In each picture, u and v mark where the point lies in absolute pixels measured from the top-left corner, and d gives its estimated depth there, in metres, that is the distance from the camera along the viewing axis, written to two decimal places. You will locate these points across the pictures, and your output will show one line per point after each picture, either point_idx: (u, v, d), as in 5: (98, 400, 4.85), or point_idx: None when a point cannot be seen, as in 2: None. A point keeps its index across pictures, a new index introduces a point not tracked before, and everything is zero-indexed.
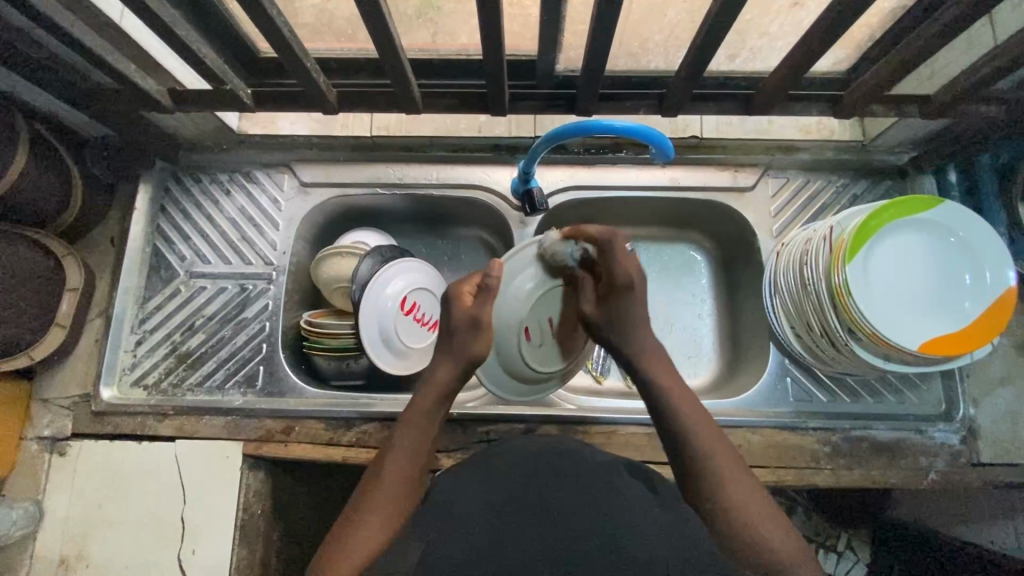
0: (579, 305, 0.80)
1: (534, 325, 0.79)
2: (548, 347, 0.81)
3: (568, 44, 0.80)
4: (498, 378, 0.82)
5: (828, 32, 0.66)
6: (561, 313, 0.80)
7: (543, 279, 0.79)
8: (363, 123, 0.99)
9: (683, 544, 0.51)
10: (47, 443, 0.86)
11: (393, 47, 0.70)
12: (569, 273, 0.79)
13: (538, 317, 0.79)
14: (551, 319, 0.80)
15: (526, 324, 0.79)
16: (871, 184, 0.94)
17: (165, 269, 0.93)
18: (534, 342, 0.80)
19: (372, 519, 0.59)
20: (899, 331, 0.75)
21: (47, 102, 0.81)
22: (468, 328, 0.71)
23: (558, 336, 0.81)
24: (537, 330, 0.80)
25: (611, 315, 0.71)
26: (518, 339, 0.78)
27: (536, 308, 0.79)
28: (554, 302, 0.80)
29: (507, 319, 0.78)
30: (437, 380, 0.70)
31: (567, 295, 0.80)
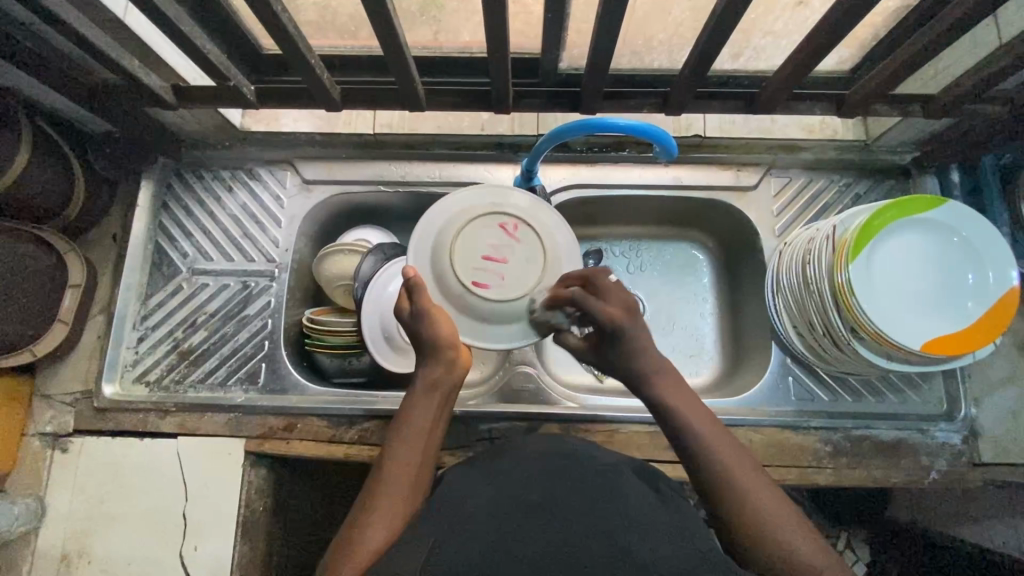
0: (503, 223, 0.69)
1: (477, 274, 0.67)
2: (512, 277, 0.68)
3: (572, 42, 0.80)
4: (500, 336, 0.69)
5: (834, 30, 0.65)
6: (491, 242, 0.68)
7: (450, 229, 0.69)
8: (365, 120, 0.99)
9: (692, 545, 0.51)
10: (48, 440, 0.86)
11: (396, 44, 0.70)
12: (472, 209, 0.70)
13: (472, 261, 0.67)
14: (487, 255, 0.68)
15: (470, 277, 0.67)
16: (873, 184, 0.94)
17: (168, 266, 0.93)
18: (493, 287, 0.67)
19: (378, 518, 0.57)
20: (902, 331, 0.75)
21: (49, 97, 0.81)
22: (423, 322, 0.65)
23: (511, 262, 0.68)
24: (482, 273, 0.67)
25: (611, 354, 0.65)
26: (473, 295, 0.67)
27: (465, 260, 0.67)
28: (479, 237, 0.68)
29: (447, 293, 0.68)
30: (433, 376, 0.66)
31: (485, 219, 0.69)
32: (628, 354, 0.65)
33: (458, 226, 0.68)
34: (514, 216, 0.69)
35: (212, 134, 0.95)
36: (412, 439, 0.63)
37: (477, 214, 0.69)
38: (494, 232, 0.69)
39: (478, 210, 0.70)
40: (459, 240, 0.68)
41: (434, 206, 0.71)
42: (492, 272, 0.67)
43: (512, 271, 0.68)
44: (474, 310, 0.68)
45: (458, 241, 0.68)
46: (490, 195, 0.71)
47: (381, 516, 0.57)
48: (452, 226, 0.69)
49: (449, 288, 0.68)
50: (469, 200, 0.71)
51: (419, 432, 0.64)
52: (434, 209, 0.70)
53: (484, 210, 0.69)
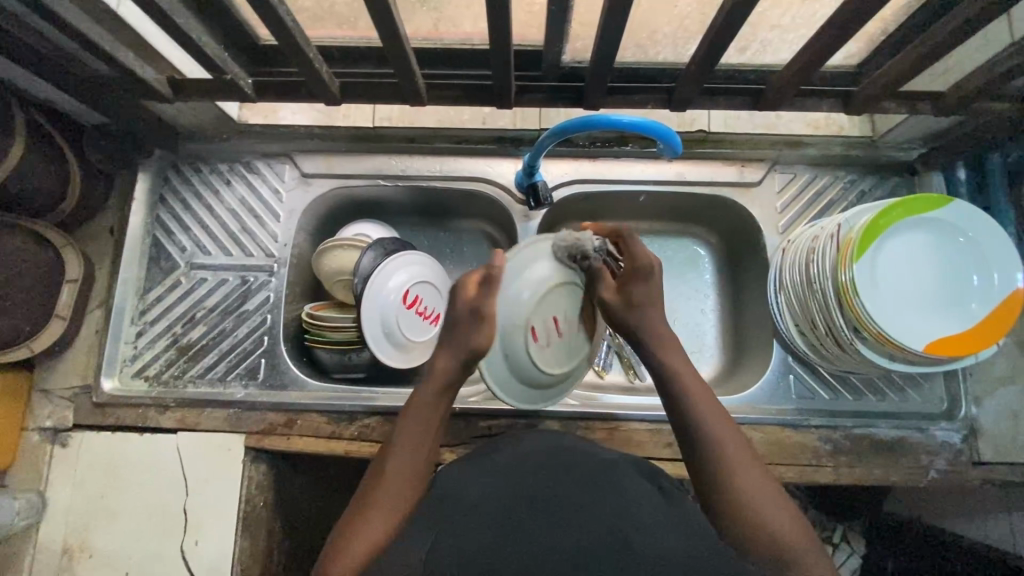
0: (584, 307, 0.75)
1: (539, 328, 0.72)
2: (550, 352, 0.74)
3: (576, 34, 0.78)
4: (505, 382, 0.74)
5: (847, 24, 0.63)
6: (567, 314, 0.74)
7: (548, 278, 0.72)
8: (365, 114, 0.97)
9: (694, 544, 0.51)
10: (48, 434, 0.86)
11: (397, 37, 0.69)
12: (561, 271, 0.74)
13: (545, 317, 0.73)
14: (557, 321, 0.74)
15: (533, 325, 0.72)
16: (878, 180, 0.93)
17: (166, 260, 0.93)
18: (539, 346, 0.73)
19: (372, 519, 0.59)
20: (907, 332, 0.75)
21: (42, 89, 0.79)
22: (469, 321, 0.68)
23: (563, 339, 0.75)
24: (544, 329, 0.73)
25: (636, 297, 0.69)
26: (524, 338, 0.71)
27: (545, 308, 0.72)
28: (559, 304, 0.73)
29: (510, 315, 0.71)
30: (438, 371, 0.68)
31: (573, 295, 0.75)
32: (648, 297, 0.69)
33: (561, 279, 0.73)
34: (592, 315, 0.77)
35: (210, 127, 0.93)
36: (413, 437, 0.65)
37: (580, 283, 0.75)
38: (572, 308, 0.75)
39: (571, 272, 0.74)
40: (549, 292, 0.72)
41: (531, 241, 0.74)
42: (549, 330, 0.73)
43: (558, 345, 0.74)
44: (511, 346, 0.71)
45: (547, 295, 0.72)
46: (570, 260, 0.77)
47: (378, 513, 0.59)
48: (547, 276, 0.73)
49: (514, 317, 0.71)
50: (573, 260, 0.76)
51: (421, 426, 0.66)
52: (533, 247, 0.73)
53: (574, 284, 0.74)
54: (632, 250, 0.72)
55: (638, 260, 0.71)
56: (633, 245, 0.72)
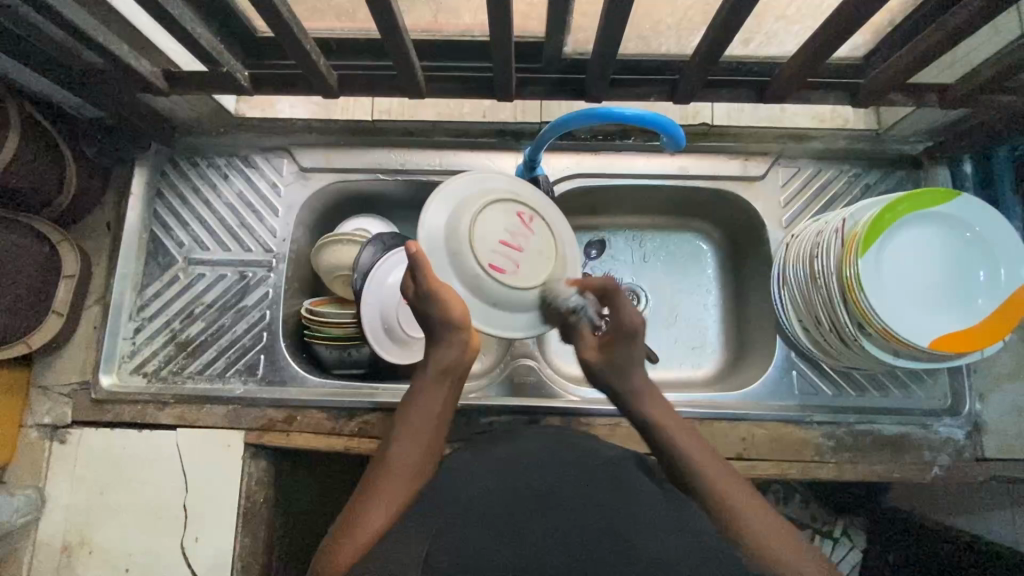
0: (518, 211, 0.66)
1: (494, 258, 0.63)
2: (525, 267, 0.65)
3: (578, 26, 0.77)
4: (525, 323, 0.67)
5: (855, 15, 0.62)
6: (507, 227, 0.65)
7: (461, 216, 0.64)
8: (363, 106, 0.96)
9: (696, 543, 0.51)
10: (47, 431, 0.86)
11: (396, 29, 0.67)
12: (485, 192, 0.66)
13: (488, 244, 0.63)
14: (504, 240, 0.64)
15: (486, 259, 0.63)
16: (883, 175, 0.92)
17: (163, 255, 0.92)
18: (509, 273, 0.64)
19: (375, 506, 0.58)
20: (912, 328, 0.74)
21: (36, 82, 0.78)
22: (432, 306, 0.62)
23: (526, 249, 0.65)
24: (499, 254, 0.63)
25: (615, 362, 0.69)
26: (488, 280, 0.63)
27: (479, 240, 0.63)
28: (495, 222, 0.64)
29: (463, 274, 0.63)
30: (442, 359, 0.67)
31: (503, 205, 0.65)
32: (631, 361, 0.69)
33: (478, 204, 0.64)
34: (529, 207, 0.67)
35: (207, 120, 0.92)
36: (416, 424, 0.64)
37: (502, 194, 0.66)
38: (511, 216, 0.65)
39: (487, 193, 0.65)
40: (474, 223, 0.63)
41: (433, 195, 0.65)
42: (510, 256, 0.64)
43: (527, 260, 0.65)
44: (491, 297, 0.64)
45: (474, 225, 0.63)
46: (483, 179, 0.68)
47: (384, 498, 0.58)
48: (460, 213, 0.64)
49: (465, 270, 0.63)
50: (491, 179, 0.68)
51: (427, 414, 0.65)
52: (434, 202, 0.65)
53: (498, 197, 0.66)
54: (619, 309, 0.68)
55: (624, 321, 0.68)
56: (622, 306, 0.68)
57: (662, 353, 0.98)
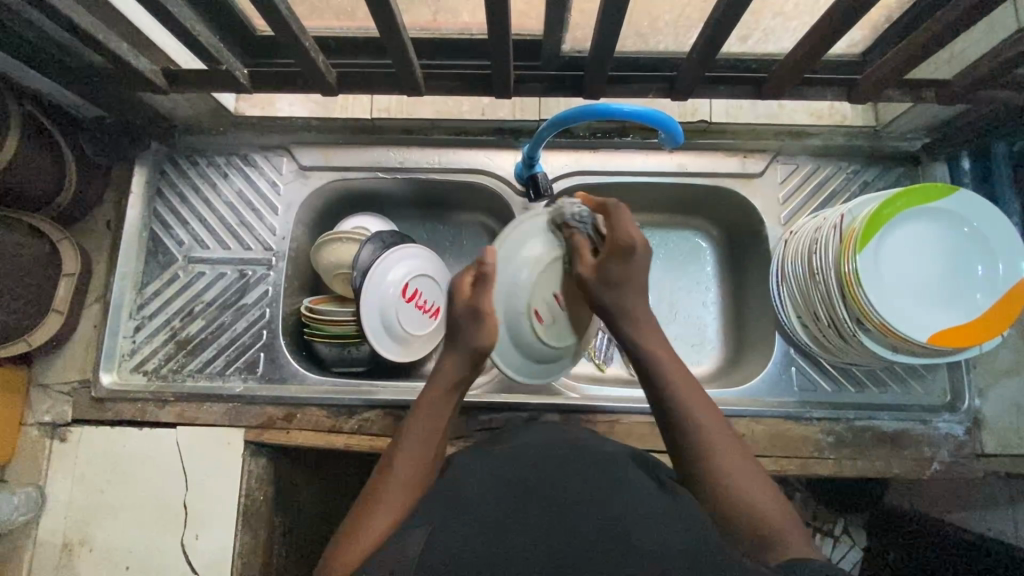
0: (573, 276, 0.76)
1: (542, 310, 0.73)
2: (559, 323, 0.75)
3: (576, 24, 0.77)
4: (538, 369, 0.77)
5: (851, 10, 0.62)
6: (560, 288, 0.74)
7: (527, 262, 0.73)
8: (362, 104, 0.95)
9: (694, 537, 0.51)
10: (47, 429, 0.86)
11: (394, 26, 0.68)
12: (555, 245, 0.74)
13: (542, 295, 0.73)
14: (556, 297, 0.74)
15: (533, 306, 0.73)
16: (881, 171, 0.92)
17: (163, 254, 0.92)
18: (545, 324, 0.74)
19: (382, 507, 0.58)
20: (910, 323, 0.74)
21: (37, 82, 0.79)
22: (468, 322, 0.68)
23: (564, 312, 0.75)
24: (546, 307, 0.73)
25: (612, 277, 0.68)
26: (531, 326, 0.73)
27: (540, 289, 0.73)
28: (552, 281, 0.73)
29: (509, 304, 0.72)
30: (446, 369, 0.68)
31: (565, 266, 0.75)
32: (623, 281, 0.68)
33: (549, 261, 0.73)
34: (580, 273, 0.77)
35: (207, 119, 0.92)
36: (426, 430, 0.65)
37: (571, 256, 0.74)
38: (566, 281, 0.75)
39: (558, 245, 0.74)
40: (536, 277, 0.73)
41: (508, 230, 0.74)
42: (550, 311, 0.74)
43: (561, 320, 0.75)
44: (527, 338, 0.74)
45: (539, 278, 0.73)
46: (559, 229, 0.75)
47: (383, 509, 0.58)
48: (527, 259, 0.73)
49: (513, 303, 0.73)
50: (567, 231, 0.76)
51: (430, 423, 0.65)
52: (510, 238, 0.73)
53: (561, 255, 0.74)
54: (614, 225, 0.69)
55: (618, 238, 0.68)
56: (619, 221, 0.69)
57: None
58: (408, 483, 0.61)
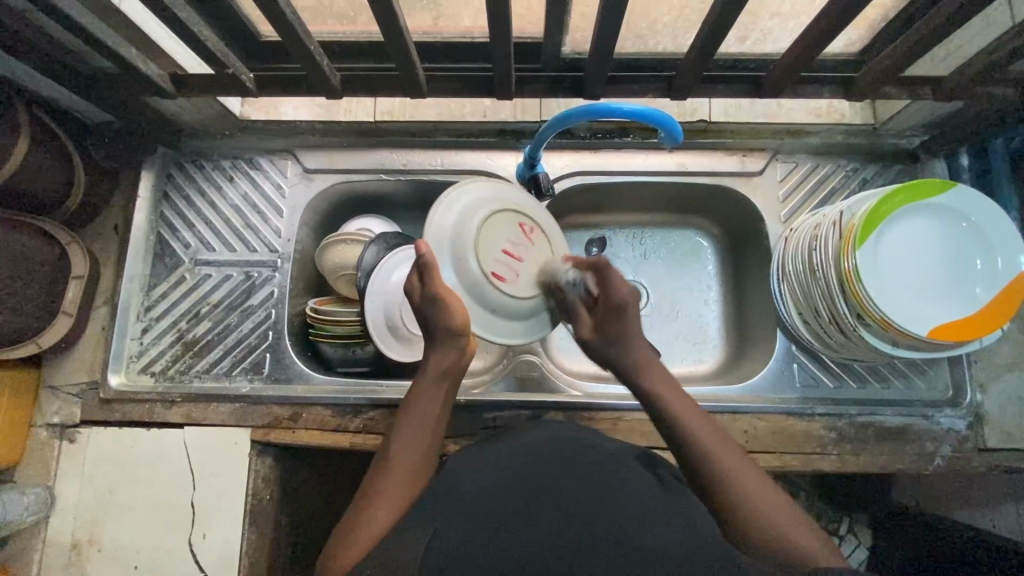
0: (521, 223, 0.70)
1: (499, 268, 0.67)
2: (525, 279, 0.69)
3: (576, 26, 0.78)
4: (505, 330, 0.69)
5: (846, 8, 0.63)
6: (511, 238, 0.69)
7: (469, 217, 0.67)
8: (365, 107, 0.98)
9: (695, 533, 0.51)
10: (56, 431, 0.87)
11: (398, 31, 0.69)
12: (499, 199, 0.70)
13: (493, 253, 0.67)
14: (506, 250, 0.68)
15: (490, 268, 0.67)
16: (880, 168, 0.93)
17: (170, 256, 0.93)
18: (508, 284, 0.67)
19: (377, 504, 0.59)
20: (910, 318, 0.75)
21: (47, 88, 0.80)
22: (430, 307, 0.64)
23: (524, 264, 0.69)
24: (501, 265, 0.67)
25: (609, 333, 0.68)
26: (490, 287, 0.66)
27: (485, 247, 0.67)
28: (498, 232, 0.68)
29: (464, 277, 0.66)
30: (435, 361, 0.68)
31: (506, 216, 0.69)
32: (621, 336, 0.68)
33: (487, 214, 0.68)
34: (531, 220, 0.71)
35: (212, 124, 0.94)
36: (420, 425, 0.66)
37: (514, 206, 0.70)
38: (513, 229, 0.69)
39: (494, 198, 0.69)
40: (480, 233, 0.67)
41: (445, 196, 0.68)
42: (511, 266, 0.68)
43: (526, 269, 0.69)
44: (486, 301, 0.67)
45: (483, 233, 0.67)
46: (490, 187, 0.71)
47: (384, 500, 0.59)
48: (468, 217, 0.68)
49: (467, 272, 0.66)
50: (491, 185, 0.71)
51: (423, 416, 0.66)
52: (452, 202, 0.68)
53: (504, 208, 0.70)
54: (610, 281, 0.67)
55: (612, 296, 0.66)
56: (610, 279, 0.66)
57: (665, 348, 0.99)
58: (403, 481, 0.61)
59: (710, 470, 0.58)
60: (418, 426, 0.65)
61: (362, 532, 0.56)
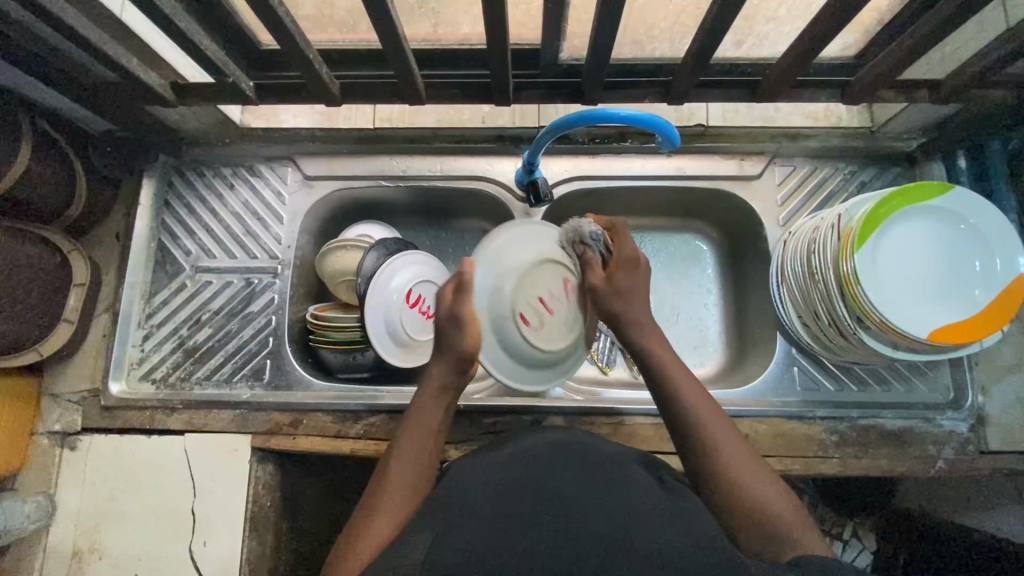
0: (566, 278, 0.71)
1: (528, 311, 0.69)
2: (551, 330, 0.70)
3: (573, 32, 0.79)
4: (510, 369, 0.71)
5: (840, 12, 0.64)
6: (551, 290, 0.70)
7: (519, 255, 0.70)
8: (365, 114, 0.97)
9: (695, 538, 0.51)
10: (57, 438, 0.87)
11: (396, 39, 0.70)
12: (547, 249, 0.71)
13: (528, 298, 0.69)
14: (543, 298, 0.69)
15: (520, 310, 0.69)
16: (879, 171, 0.93)
17: (171, 264, 0.94)
18: (533, 329, 0.69)
19: (375, 522, 0.58)
20: (910, 320, 0.74)
21: (49, 97, 0.81)
22: (454, 328, 0.67)
23: (555, 318, 0.70)
24: (533, 311, 0.69)
25: (621, 285, 0.70)
26: (515, 329, 0.69)
27: (523, 289, 0.69)
28: (539, 280, 0.69)
29: (492, 310, 0.69)
30: (438, 375, 0.68)
31: (551, 268, 0.70)
32: (632, 290, 0.70)
33: (533, 259, 0.70)
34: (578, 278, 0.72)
35: (213, 132, 0.94)
36: (419, 437, 0.65)
37: (560, 259, 0.71)
38: (556, 281, 0.70)
39: (542, 245, 0.71)
40: (524, 275, 0.69)
41: (500, 228, 0.72)
42: (544, 313, 0.69)
43: (558, 322, 0.70)
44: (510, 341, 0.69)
45: (524, 276, 0.69)
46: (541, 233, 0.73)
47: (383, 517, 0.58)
48: (517, 256, 0.70)
49: (496, 307, 0.69)
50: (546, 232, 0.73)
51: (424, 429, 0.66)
52: (506, 235, 0.71)
53: (550, 257, 0.71)
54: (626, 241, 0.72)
55: (624, 252, 0.71)
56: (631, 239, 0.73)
57: None
58: (403, 494, 0.61)
59: (719, 465, 0.61)
60: (416, 440, 0.65)
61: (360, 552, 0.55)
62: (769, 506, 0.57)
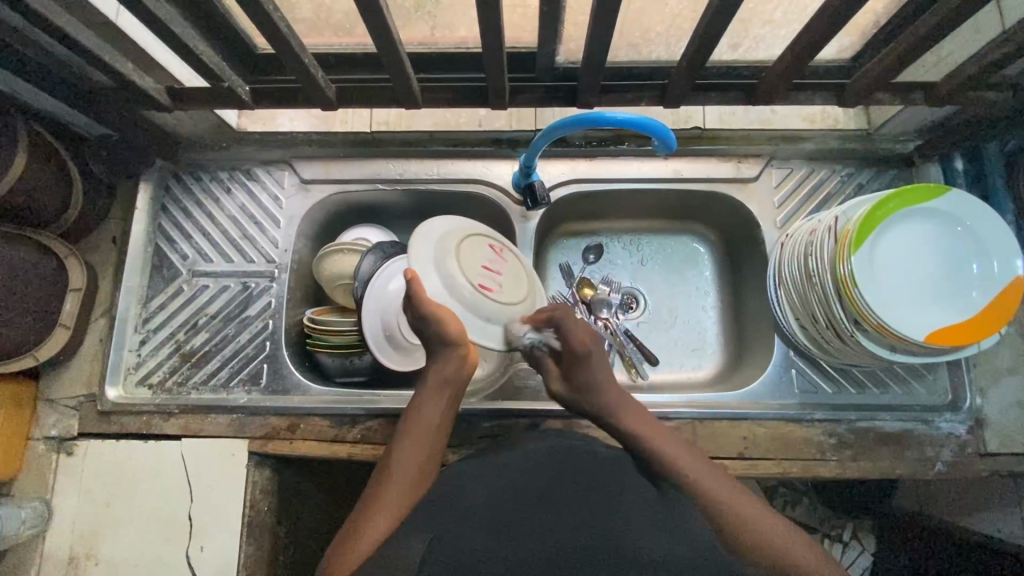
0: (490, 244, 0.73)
1: (482, 280, 0.68)
2: (510, 289, 0.70)
3: (569, 35, 0.79)
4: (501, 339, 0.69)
5: (836, 16, 0.64)
6: (485, 257, 0.71)
7: (448, 240, 0.69)
8: (361, 118, 0.98)
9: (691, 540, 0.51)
10: (54, 444, 0.87)
11: (392, 43, 0.69)
12: (463, 228, 0.72)
13: (476, 269, 0.68)
14: (486, 265, 0.70)
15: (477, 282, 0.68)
16: (876, 173, 0.93)
17: (168, 268, 0.93)
18: (498, 293, 0.68)
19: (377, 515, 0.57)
20: (907, 323, 0.74)
21: (45, 102, 0.81)
22: (426, 323, 0.65)
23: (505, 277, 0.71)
24: (485, 279, 0.69)
25: (579, 384, 0.67)
26: (482, 297, 0.67)
27: (468, 265, 0.68)
28: (475, 252, 0.70)
29: (455, 293, 0.66)
30: (442, 370, 0.67)
31: (475, 239, 0.71)
32: (589, 385, 0.67)
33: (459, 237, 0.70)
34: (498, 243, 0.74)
35: (209, 136, 0.94)
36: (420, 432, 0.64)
37: (478, 232, 0.72)
38: (486, 248, 0.72)
39: (459, 228, 0.71)
40: (463, 251, 0.69)
41: (421, 227, 0.69)
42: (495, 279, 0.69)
43: (508, 280, 0.71)
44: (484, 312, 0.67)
45: (461, 250, 0.68)
46: (451, 221, 0.73)
47: (383, 511, 0.57)
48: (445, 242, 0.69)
49: (459, 288, 0.66)
50: (457, 220, 0.73)
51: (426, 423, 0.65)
52: (427, 227, 0.69)
53: (472, 232, 0.72)
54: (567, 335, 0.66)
55: (573, 347, 0.66)
56: (570, 330, 0.66)
57: (663, 354, 0.99)
58: (403, 492, 0.59)
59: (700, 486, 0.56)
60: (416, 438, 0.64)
61: (359, 546, 0.54)
62: (771, 541, 0.52)
